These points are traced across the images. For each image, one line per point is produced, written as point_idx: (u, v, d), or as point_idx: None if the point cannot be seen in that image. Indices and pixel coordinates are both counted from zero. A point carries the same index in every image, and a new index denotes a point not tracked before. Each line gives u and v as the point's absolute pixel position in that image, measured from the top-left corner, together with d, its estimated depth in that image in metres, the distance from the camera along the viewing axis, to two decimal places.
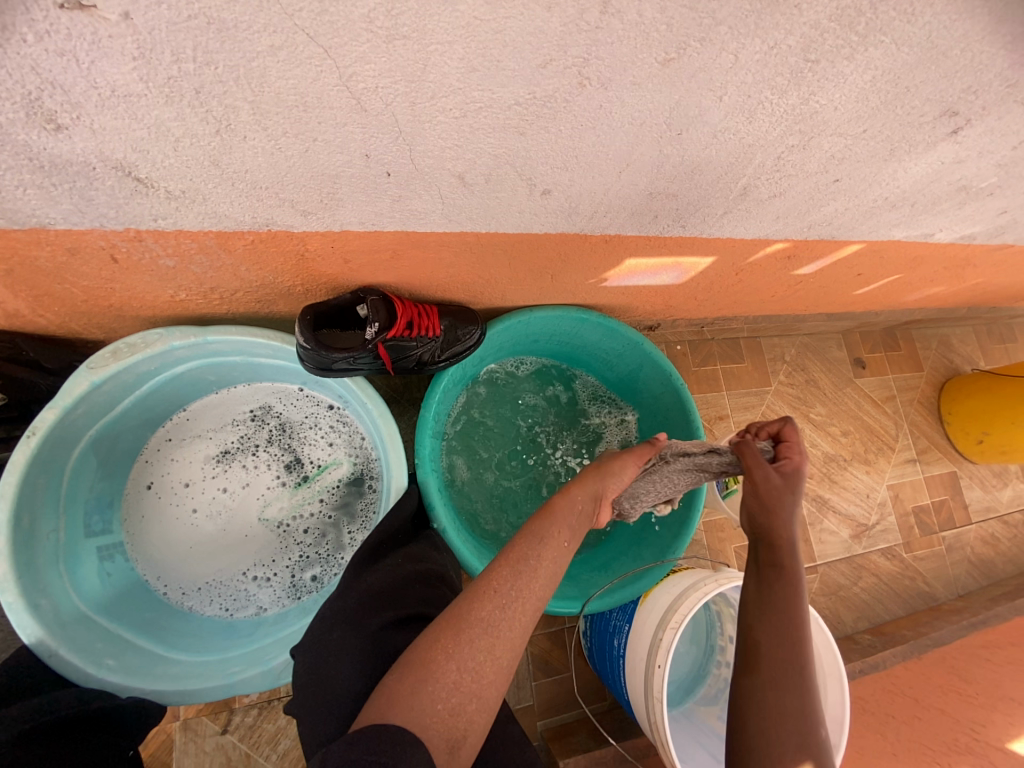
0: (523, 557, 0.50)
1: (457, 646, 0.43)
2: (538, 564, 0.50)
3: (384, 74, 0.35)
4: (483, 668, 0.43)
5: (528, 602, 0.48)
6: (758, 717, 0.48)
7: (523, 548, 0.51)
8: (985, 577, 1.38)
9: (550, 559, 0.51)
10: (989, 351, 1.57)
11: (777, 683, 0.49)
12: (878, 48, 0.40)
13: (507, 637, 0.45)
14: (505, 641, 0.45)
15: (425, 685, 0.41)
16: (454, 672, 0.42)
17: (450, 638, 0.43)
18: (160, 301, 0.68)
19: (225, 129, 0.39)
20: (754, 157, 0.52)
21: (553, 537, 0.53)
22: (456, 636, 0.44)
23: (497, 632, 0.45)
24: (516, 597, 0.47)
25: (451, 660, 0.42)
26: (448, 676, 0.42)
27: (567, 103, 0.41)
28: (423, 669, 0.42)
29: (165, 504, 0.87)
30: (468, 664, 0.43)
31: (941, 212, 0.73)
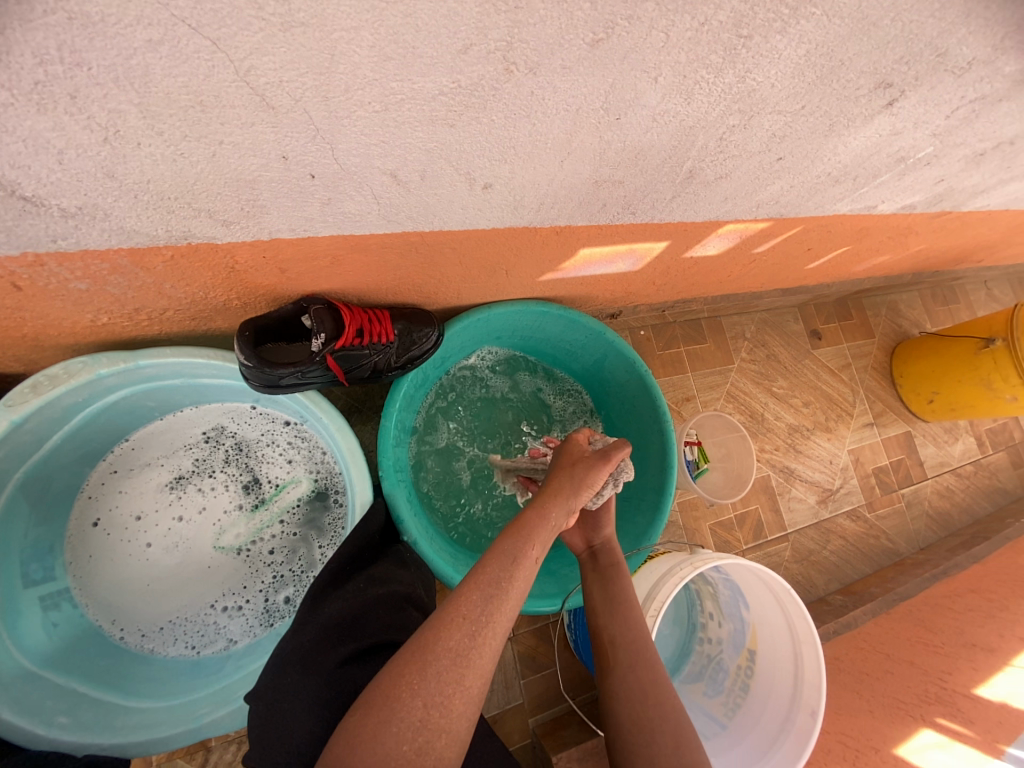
0: (494, 581, 0.48)
1: (423, 681, 0.41)
2: (510, 585, 0.49)
3: (288, 66, 0.32)
4: (451, 701, 0.42)
5: (499, 624, 0.47)
6: (630, 703, 0.59)
7: (494, 571, 0.49)
8: (942, 528, 1.45)
9: (521, 578, 0.50)
10: (933, 313, 1.64)
11: (634, 667, 0.62)
12: (809, 21, 0.39)
13: (477, 665, 0.44)
14: (474, 670, 0.43)
15: (388, 729, 0.39)
16: (419, 711, 0.40)
17: (416, 674, 0.42)
18: (80, 327, 0.62)
19: (115, 137, 0.35)
20: (697, 139, 0.51)
21: (527, 559, 0.51)
22: (422, 670, 0.42)
23: (466, 660, 0.43)
24: (487, 620, 0.46)
25: (416, 697, 0.41)
26: (413, 714, 0.40)
27: (496, 91, 0.38)
28: (387, 708, 0.40)
29: (115, 541, 0.81)
30: (435, 699, 0.41)
31: (882, 184, 0.74)
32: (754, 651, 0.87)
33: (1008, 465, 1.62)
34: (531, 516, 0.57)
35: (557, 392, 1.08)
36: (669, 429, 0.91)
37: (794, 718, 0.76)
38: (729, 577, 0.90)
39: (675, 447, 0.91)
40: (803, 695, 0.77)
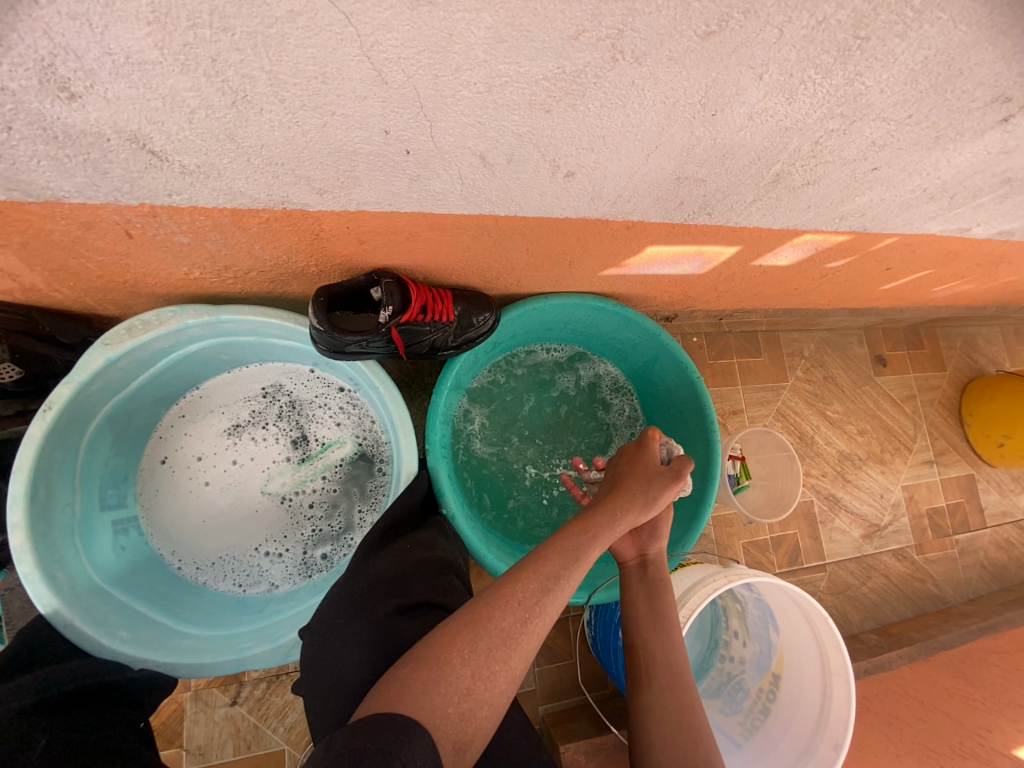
0: (552, 574, 0.50)
1: (473, 653, 0.43)
2: (565, 581, 0.51)
3: (408, 44, 0.34)
4: (497, 677, 0.43)
5: (549, 614, 0.48)
6: (663, 724, 0.60)
7: (554, 565, 0.51)
8: (997, 581, 1.36)
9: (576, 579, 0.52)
10: (1017, 352, 1.52)
11: (671, 687, 0.63)
12: (933, 25, 0.37)
13: (523, 649, 0.45)
14: (520, 652, 0.45)
15: (437, 686, 0.41)
16: (467, 679, 0.42)
17: (468, 643, 0.44)
18: (175, 278, 0.67)
19: (242, 101, 0.38)
20: (789, 142, 0.50)
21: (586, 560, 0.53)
22: (473, 642, 0.44)
23: (514, 642, 0.45)
24: (539, 609, 0.48)
25: (465, 666, 0.42)
26: (460, 680, 0.42)
27: (597, 80, 0.39)
28: (436, 670, 0.42)
29: (178, 479, 0.88)
30: (482, 672, 0.43)
31: (981, 205, 0.69)
32: (779, 676, 0.85)
33: None
34: (597, 521, 0.58)
35: (602, 388, 1.08)
36: (716, 439, 0.89)
37: (816, 748, 0.74)
38: (760, 597, 0.88)
39: (720, 457, 0.89)
40: (828, 726, 0.75)
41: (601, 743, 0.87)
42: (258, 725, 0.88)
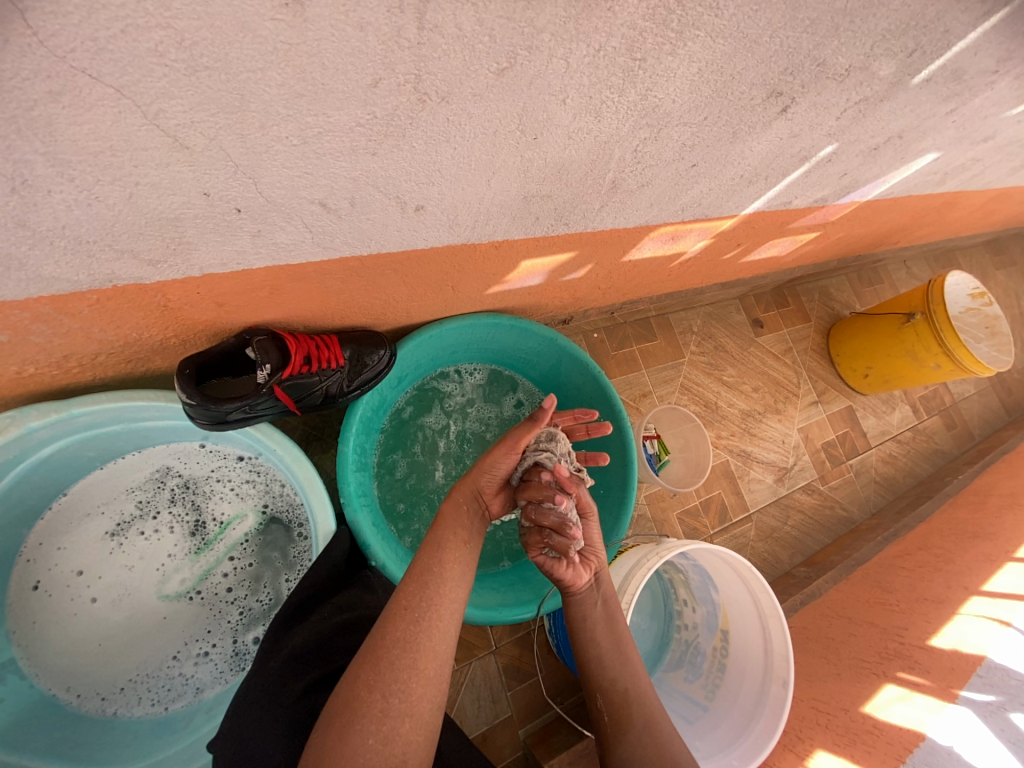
0: (428, 567, 0.53)
1: (378, 675, 0.44)
2: (445, 569, 0.53)
3: (197, 107, 0.33)
4: (409, 685, 0.44)
5: (443, 605, 0.50)
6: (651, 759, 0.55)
7: (424, 559, 0.54)
8: (889, 493, 1.55)
9: (454, 563, 0.54)
10: (861, 294, 1.77)
11: (651, 718, 0.58)
12: (695, 42, 0.42)
13: (428, 645, 0.47)
14: (427, 650, 0.46)
15: (351, 727, 0.41)
16: (379, 701, 0.43)
17: (371, 670, 0.44)
18: (4, 380, 0.59)
19: (23, 186, 0.34)
20: (613, 152, 0.54)
21: (448, 542, 0.55)
22: (375, 665, 0.44)
23: (417, 644, 0.46)
24: (427, 605, 0.49)
25: (373, 691, 0.43)
26: (374, 709, 0.42)
27: (413, 120, 0.40)
28: (347, 712, 0.42)
29: (60, 601, 0.76)
30: (393, 688, 0.43)
31: (793, 181, 0.80)
32: (727, 630, 0.91)
33: (942, 428, 1.75)
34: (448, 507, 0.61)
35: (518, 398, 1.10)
36: (627, 425, 0.94)
37: (768, 689, 0.80)
38: (696, 562, 0.93)
39: (633, 443, 0.94)
40: (774, 666, 0.80)
41: (582, 748, 0.87)
42: None
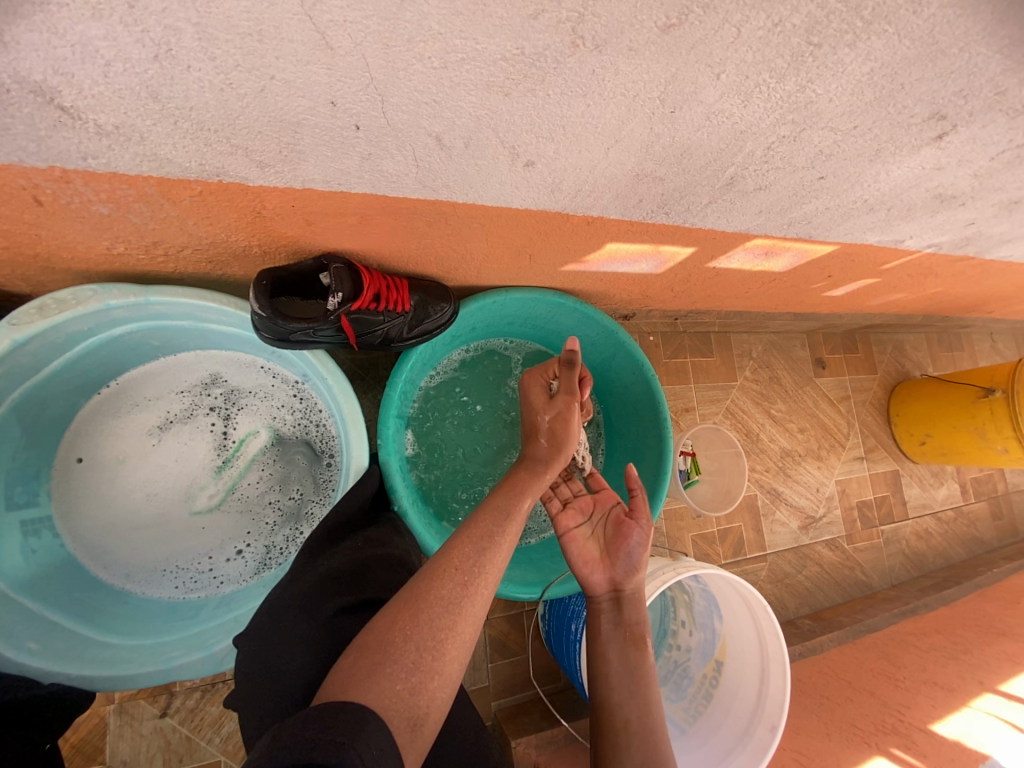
0: (487, 535, 0.54)
1: (415, 629, 0.44)
2: (501, 539, 0.55)
3: (354, 6, 0.31)
4: (443, 646, 0.45)
5: (489, 577, 0.51)
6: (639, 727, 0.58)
7: (487, 526, 0.55)
8: (916, 569, 1.47)
9: (509, 536, 0.56)
10: (937, 357, 1.66)
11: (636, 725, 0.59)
12: (880, 38, 0.38)
13: (469, 614, 0.48)
14: (466, 617, 0.47)
15: (382, 668, 0.42)
16: (413, 654, 0.43)
17: (408, 621, 0.45)
18: (95, 253, 0.61)
19: (165, 55, 0.34)
20: (744, 145, 0.51)
21: (514, 511, 0.58)
22: (413, 616, 0.45)
23: (458, 609, 0.47)
24: (476, 570, 0.50)
25: (408, 642, 0.43)
26: (407, 659, 0.43)
27: (558, 65, 0.37)
28: (380, 654, 0.42)
29: (101, 477, 0.80)
30: (427, 645, 0.44)
31: (916, 218, 0.74)
32: (722, 662, 0.88)
33: (987, 516, 1.64)
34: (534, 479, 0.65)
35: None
36: (669, 436, 0.91)
37: (756, 728, 0.78)
38: (706, 586, 0.91)
39: (671, 453, 0.92)
40: (766, 708, 0.78)
41: (551, 736, 0.87)
42: (191, 736, 0.82)
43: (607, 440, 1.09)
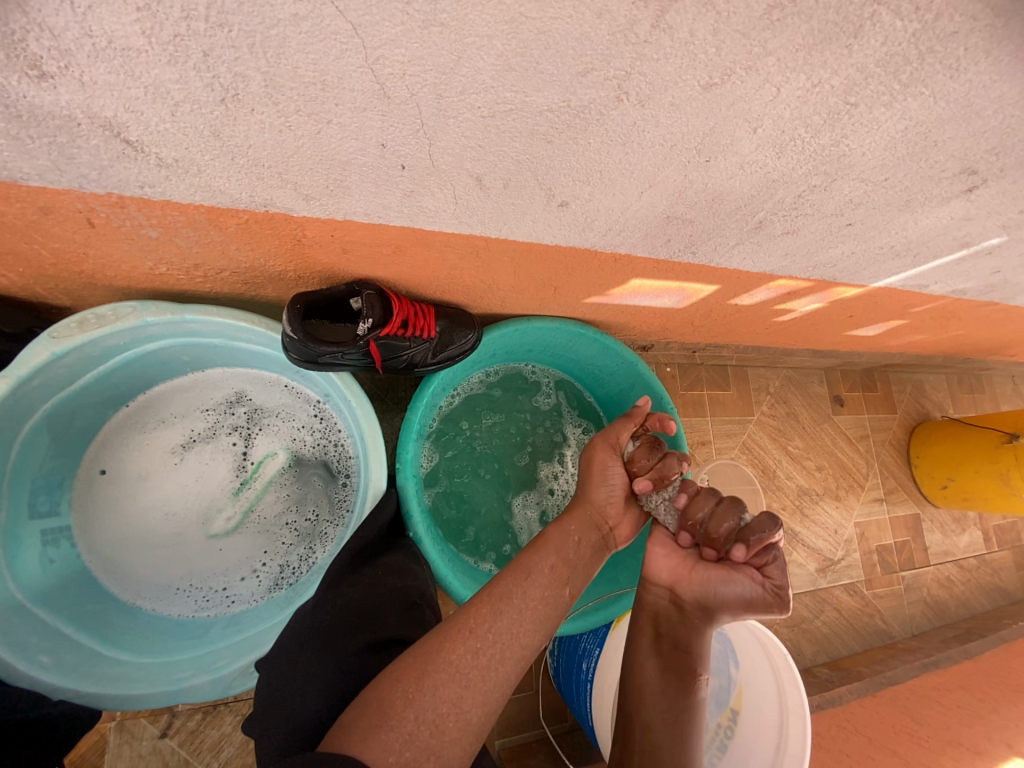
0: (505, 596, 0.53)
1: (417, 694, 0.44)
2: (521, 602, 0.53)
3: (415, 61, 0.33)
4: (443, 721, 0.43)
5: (505, 646, 0.49)
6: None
7: (506, 586, 0.54)
8: (938, 619, 1.42)
9: (532, 598, 0.54)
10: (959, 399, 1.63)
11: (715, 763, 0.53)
12: (915, 100, 0.39)
13: (475, 687, 0.46)
14: (473, 691, 0.46)
15: (378, 732, 0.41)
16: (410, 723, 0.42)
17: (412, 684, 0.44)
18: (138, 272, 0.63)
19: (232, 99, 0.36)
20: (775, 193, 0.51)
21: (538, 570, 0.56)
22: (420, 681, 0.45)
23: (464, 681, 0.46)
24: (491, 636, 0.49)
25: (408, 708, 0.43)
26: (404, 725, 0.42)
27: (601, 117, 0.39)
28: (379, 714, 0.42)
29: (123, 489, 0.81)
30: (426, 715, 0.43)
31: (942, 265, 0.74)
32: (737, 711, 0.85)
33: (1012, 566, 1.59)
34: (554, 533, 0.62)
35: (576, 410, 1.09)
36: None
37: None
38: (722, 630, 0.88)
39: None
40: (783, 762, 0.75)
41: None
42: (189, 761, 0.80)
43: None
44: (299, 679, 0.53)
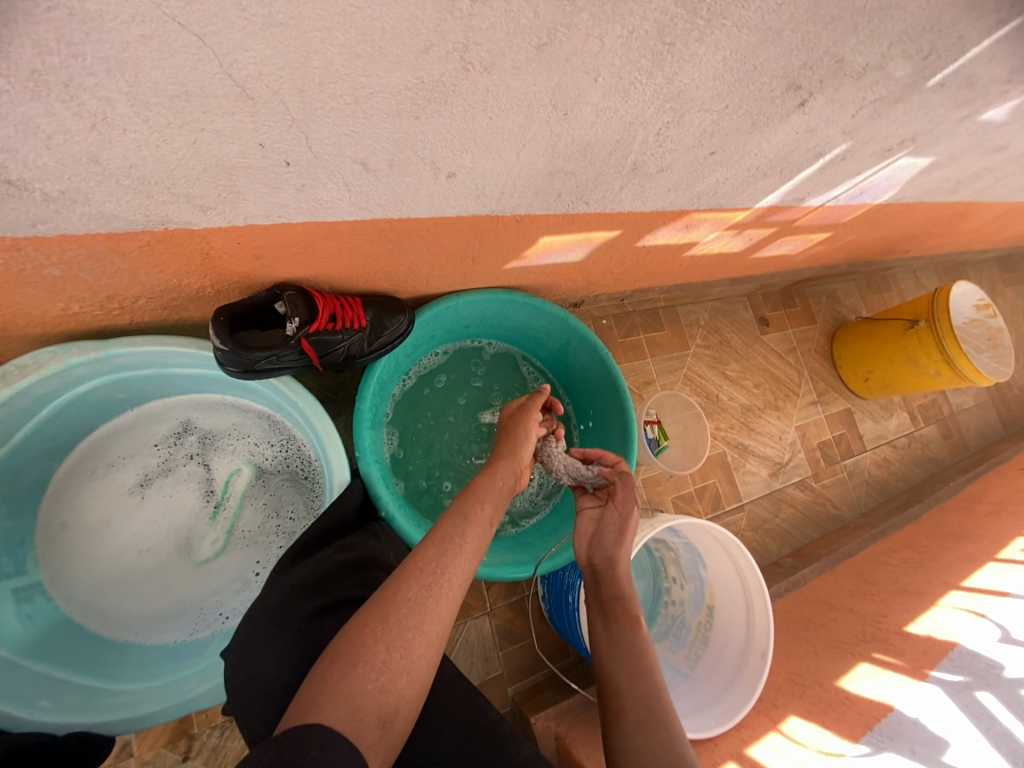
0: (446, 537, 0.57)
1: (385, 628, 0.47)
2: (461, 541, 0.57)
3: (266, 61, 0.36)
4: (412, 643, 0.48)
5: (451, 578, 0.53)
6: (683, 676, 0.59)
7: (446, 529, 0.58)
8: (881, 495, 1.58)
9: (468, 535, 0.58)
10: (869, 300, 1.79)
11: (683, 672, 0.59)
12: (721, 31, 0.45)
13: (435, 610, 0.50)
14: (432, 614, 0.50)
15: (354, 670, 0.45)
16: (383, 652, 0.46)
17: (377, 623, 0.48)
18: (50, 316, 0.63)
19: (102, 123, 0.38)
20: (636, 134, 0.57)
21: (472, 514, 0.60)
22: (383, 619, 0.48)
23: (425, 606, 0.50)
24: (437, 572, 0.53)
25: (378, 643, 0.46)
26: (375, 658, 0.45)
27: (455, 87, 0.43)
28: (351, 656, 0.45)
29: (89, 537, 0.81)
30: (397, 643, 0.47)
31: (808, 177, 0.83)
32: (713, 606, 0.94)
33: (938, 438, 1.78)
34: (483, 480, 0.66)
35: (536, 386, 1.15)
36: (630, 410, 0.97)
37: (747, 658, 0.84)
38: (688, 540, 0.97)
39: (635, 425, 0.97)
40: (755, 636, 0.84)
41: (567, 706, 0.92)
42: None
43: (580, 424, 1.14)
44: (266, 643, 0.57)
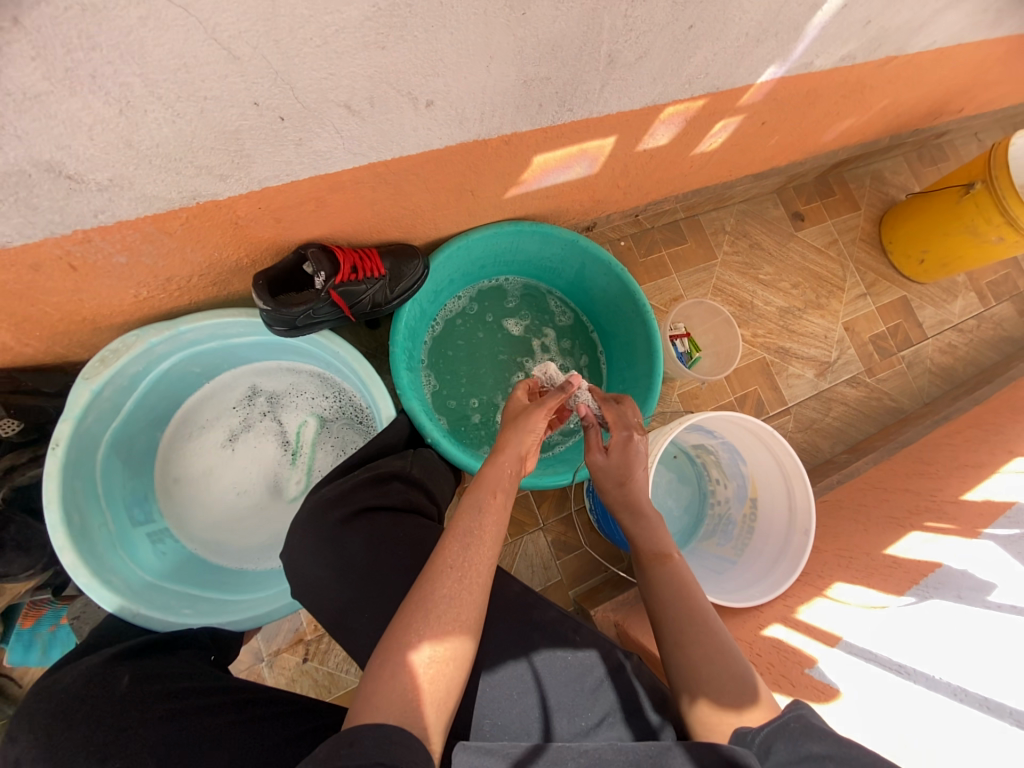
0: (467, 529, 0.59)
1: (427, 626, 0.52)
2: (482, 532, 0.59)
3: (241, 18, 0.41)
4: (450, 634, 0.52)
5: (479, 565, 0.56)
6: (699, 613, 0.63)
7: (464, 521, 0.60)
8: (948, 382, 1.49)
9: (488, 529, 0.59)
10: (922, 173, 1.62)
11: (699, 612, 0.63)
12: None
13: (469, 600, 0.54)
14: (468, 604, 0.54)
15: (400, 668, 0.50)
16: (427, 649, 0.51)
17: (421, 621, 0.52)
18: (126, 303, 0.74)
19: (127, 108, 0.45)
20: (603, 22, 0.57)
21: (487, 504, 0.61)
22: (426, 618, 0.52)
23: (460, 600, 0.54)
24: (466, 565, 0.56)
25: (422, 641, 0.51)
26: (420, 658, 0.50)
27: (411, 8, 0.46)
28: (399, 657, 0.50)
29: (196, 489, 0.96)
30: (438, 637, 0.52)
31: (810, 35, 0.77)
32: (755, 498, 0.97)
33: (1015, 314, 1.62)
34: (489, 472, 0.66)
35: (562, 318, 1.19)
36: (651, 320, 0.98)
37: (791, 538, 0.88)
38: (724, 438, 0.99)
39: (658, 334, 0.99)
40: (798, 517, 0.87)
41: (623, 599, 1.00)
42: (333, 671, 0.99)
43: (606, 347, 1.17)
44: (324, 542, 0.68)
